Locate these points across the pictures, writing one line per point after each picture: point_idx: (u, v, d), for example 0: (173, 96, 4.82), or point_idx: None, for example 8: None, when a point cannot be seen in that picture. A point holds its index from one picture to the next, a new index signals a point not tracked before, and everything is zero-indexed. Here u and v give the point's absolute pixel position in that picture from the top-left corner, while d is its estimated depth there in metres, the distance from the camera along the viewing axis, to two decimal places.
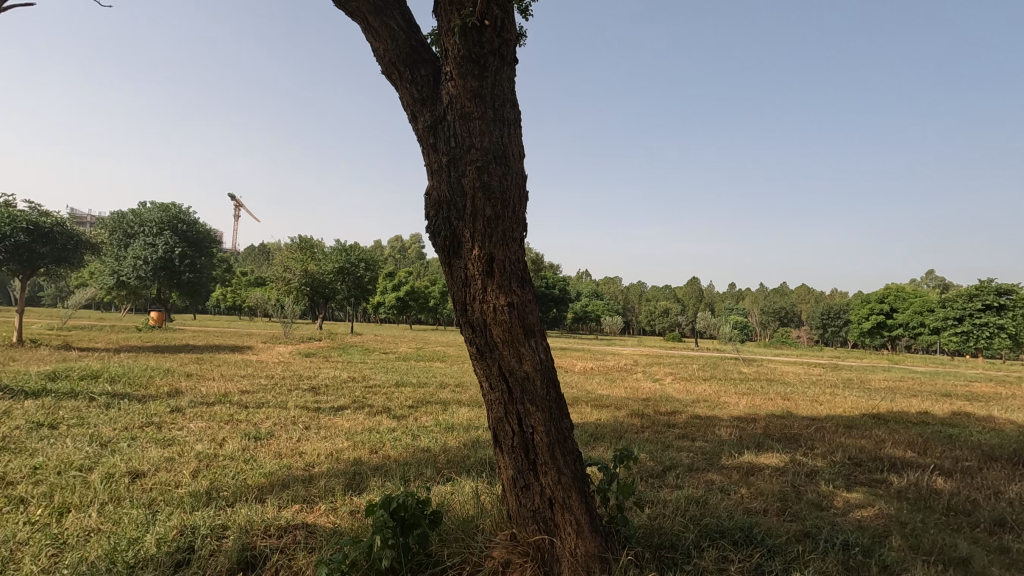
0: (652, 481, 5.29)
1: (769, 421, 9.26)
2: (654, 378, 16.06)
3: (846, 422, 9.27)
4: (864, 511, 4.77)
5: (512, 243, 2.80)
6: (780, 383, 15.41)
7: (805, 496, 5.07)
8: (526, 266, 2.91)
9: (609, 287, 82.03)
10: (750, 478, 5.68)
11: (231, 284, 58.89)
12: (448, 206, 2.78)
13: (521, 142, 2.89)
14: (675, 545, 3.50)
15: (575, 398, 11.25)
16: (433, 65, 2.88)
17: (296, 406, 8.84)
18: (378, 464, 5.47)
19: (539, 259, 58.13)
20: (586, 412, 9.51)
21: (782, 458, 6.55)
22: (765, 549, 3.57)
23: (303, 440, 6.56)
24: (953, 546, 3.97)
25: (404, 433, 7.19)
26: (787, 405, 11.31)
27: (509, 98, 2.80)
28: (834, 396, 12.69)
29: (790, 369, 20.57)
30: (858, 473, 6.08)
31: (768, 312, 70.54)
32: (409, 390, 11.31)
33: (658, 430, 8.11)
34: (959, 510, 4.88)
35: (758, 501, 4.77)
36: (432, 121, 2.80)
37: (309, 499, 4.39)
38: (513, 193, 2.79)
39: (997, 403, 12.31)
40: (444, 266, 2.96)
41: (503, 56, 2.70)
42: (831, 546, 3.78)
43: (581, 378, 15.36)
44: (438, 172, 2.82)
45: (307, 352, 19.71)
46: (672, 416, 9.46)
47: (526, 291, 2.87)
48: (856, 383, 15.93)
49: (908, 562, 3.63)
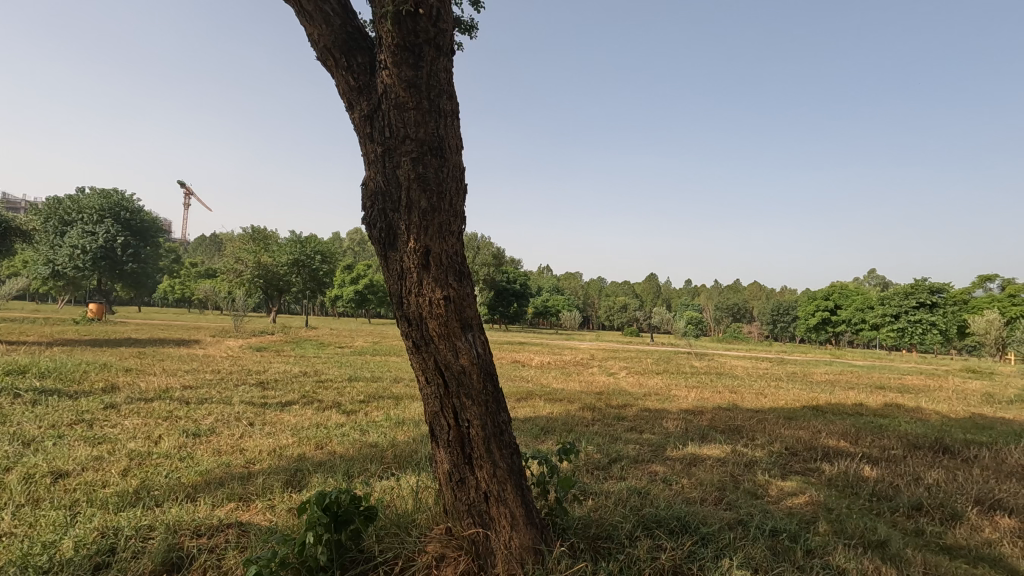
0: (597, 473, 5.39)
1: (715, 413, 9.57)
2: (609, 372, 16.34)
3: (787, 414, 9.67)
4: (796, 498, 5.00)
5: (448, 236, 2.78)
6: (729, 377, 15.94)
7: (743, 485, 5.27)
8: (464, 259, 2.90)
9: (570, 283, 82.72)
10: (692, 468, 5.85)
11: (179, 276, 56.49)
12: (383, 196, 2.75)
13: (460, 134, 2.88)
14: (612, 536, 3.57)
15: (530, 392, 11.33)
16: (371, 53, 2.80)
17: (241, 402, 8.56)
18: (323, 460, 5.37)
19: (500, 254, 58.11)
20: (539, 405, 9.61)
21: (723, 449, 6.78)
22: (699, 537, 3.69)
23: (245, 436, 6.37)
24: (873, 529, 4.20)
25: (352, 428, 7.09)
26: (733, 397, 11.70)
27: (445, 89, 2.77)
28: (778, 389, 13.23)
29: (738, 363, 21.24)
30: (794, 462, 6.35)
31: (722, 308, 72.78)
32: (362, 384, 11.14)
33: (607, 422, 8.27)
34: (883, 496, 5.16)
35: (697, 491, 4.92)
36: (368, 110, 2.75)
37: (245, 497, 4.27)
38: (449, 185, 2.78)
39: (925, 395, 13.07)
40: (381, 259, 2.91)
41: (440, 46, 2.67)
42: (761, 533, 3.94)
43: (536, 372, 15.47)
44: (373, 161, 2.78)
45: (258, 345, 19.16)
46: (622, 409, 9.66)
47: (464, 285, 2.85)
48: (799, 377, 16.65)
49: (830, 546, 3.82)
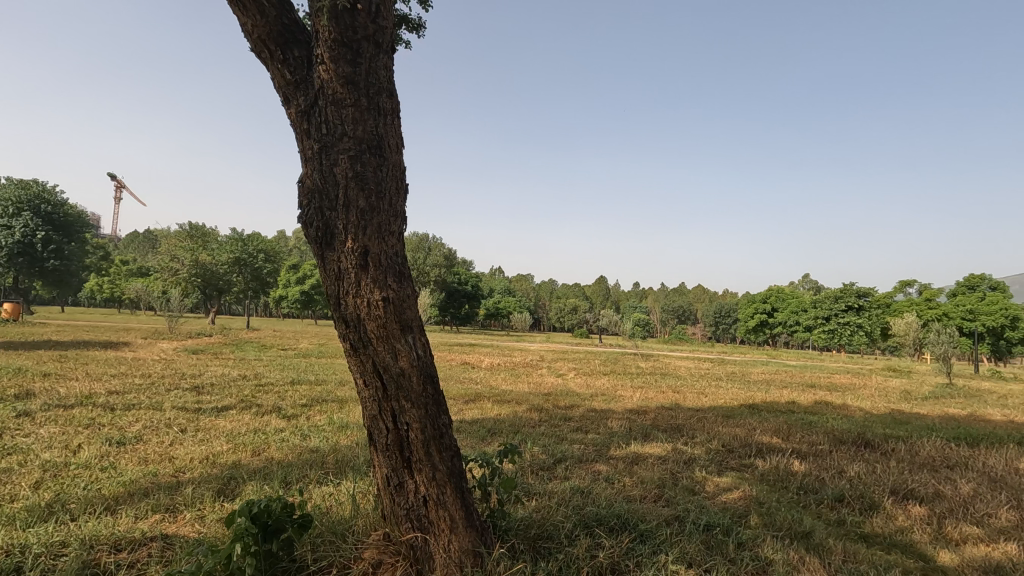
0: (542, 474, 5.44)
1: (657, 412, 9.85)
2: (557, 373, 16.55)
3: (725, 412, 10.08)
4: (731, 493, 5.20)
5: (388, 236, 2.74)
6: (672, 377, 16.44)
7: (681, 482, 5.45)
8: (404, 260, 2.86)
9: (521, 286, 83.15)
10: (634, 467, 6.00)
11: (108, 274, 53.08)
12: (319, 194, 2.68)
13: (400, 133, 2.86)
14: (552, 536, 3.60)
15: (478, 393, 11.32)
16: (307, 47, 2.72)
17: (172, 408, 8.12)
18: (259, 467, 5.16)
19: (452, 255, 57.76)
20: (487, 407, 9.60)
21: (664, 447, 6.99)
22: (637, 534, 3.78)
23: (175, 444, 6.05)
24: (799, 521, 4.42)
25: (292, 433, 6.85)
26: (676, 397, 12.08)
27: (385, 86, 2.73)
28: (717, 389, 13.76)
29: (681, 364, 21.96)
30: (730, 459, 6.62)
31: (668, 310, 75.03)
32: (305, 388, 10.81)
33: (554, 423, 8.35)
34: (810, 489, 5.45)
35: (638, 489, 5.05)
36: (304, 106, 2.66)
37: (172, 508, 4.04)
38: (389, 185, 2.75)
39: (850, 393, 13.94)
40: (318, 259, 2.83)
41: (379, 43, 2.64)
42: (696, 528, 4.08)
43: (485, 374, 15.48)
44: (310, 158, 2.71)
45: (194, 348, 18.25)
46: (569, 409, 9.80)
47: (404, 286, 2.82)
48: (737, 376, 17.37)
49: (759, 538, 4.00)
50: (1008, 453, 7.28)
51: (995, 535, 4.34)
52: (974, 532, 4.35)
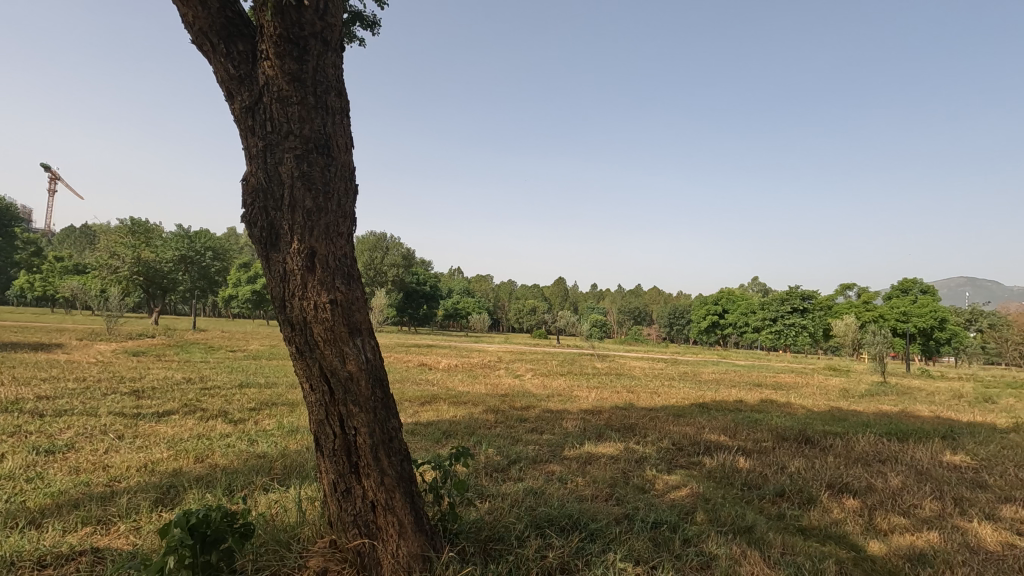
0: (496, 475, 5.44)
1: (611, 412, 10.02)
2: (515, 374, 16.59)
3: (676, 411, 10.37)
4: (679, 491, 5.35)
5: (336, 237, 2.70)
6: (627, 377, 16.78)
7: (632, 480, 5.57)
8: (353, 262, 2.81)
9: (481, 287, 82.96)
10: (587, 466, 6.09)
11: (39, 271, 49.81)
12: (264, 193, 2.62)
13: (349, 133, 2.83)
14: (503, 537, 3.61)
15: (434, 395, 11.23)
16: (253, 41, 2.64)
17: (109, 413, 7.70)
18: (202, 474, 4.96)
19: (410, 255, 57.10)
20: (443, 409, 9.54)
21: (616, 446, 7.13)
22: (587, 533, 3.84)
23: (110, 452, 5.73)
24: (742, 517, 4.59)
25: (239, 438, 6.61)
26: (630, 397, 12.32)
27: (333, 85, 2.70)
28: (670, 388, 14.11)
29: (636, 364, 22.41)
30: (679, 457, 6.80)
31: (625, 311, 76.44)
32: (254, 391, 10.45)
33: (509, 424, 8.39)
34: (753, 485, 5.66)
35: (590, 489, 5.13)
36: (249, 102, 2.59)
37: (103, 520, 3.83)
38: (337, 186, 2.71)
39: (793, 392, 14.58)
40: (262, 261, 2.76)
41: (327, 41, 2.60)
42: (644, 525, 4.17)
43: (442, 375, 15.39)
44: (254, 157, 2.63)
45: (134, 349, 17.36)
46: (525, 410, 9.84)
47: (352, 289, 2.77)
48: (688, 376, 17.84)
49: (705, 534, 4.13)
50: (934, 446, 7.78)
51: (919, 525, 4.63)
52: (901, 522, 4.63)
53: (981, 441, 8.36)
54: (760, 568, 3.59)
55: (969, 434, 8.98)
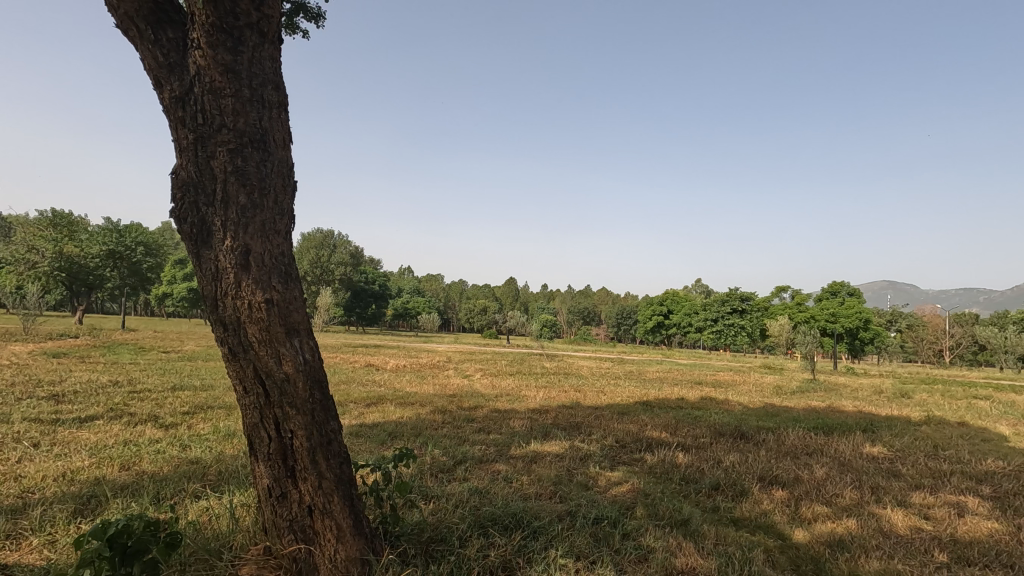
0: (441, 476, 5.41)
1: (558, 411, 10.15)
2: (464, 374, 16.50)
3: (621, 409, 10.63)
4: (621, 487, 5.49)
5: (273, 235, 2.64)
6: (574, 376, 17.05)
7: (576, 478, 5.68)
8: (290, 261, 2.75)
9: (431, 287, 82.22)
10: (532, 465, 6.17)
11: None
12: (195, 187, 2.53)
13: (287, 128, 2.77)
14: (446, 538, 3.61)
15: (381, 396, 11.03)
16: (184, 28, 2.51)
17: (22, 419, 7.13)
18: (127, 482, 4.68)
19: (358, 254, 56.10)
20: (388, 410, 9.40)
21: (562, 445, 7.23)
22: (530, 530, 3.89)
23: (24, 461, 5.32)
24: (678, 510, 4.76)
25: (170, 443, 6.28)
26: (576, 396, 12.51)
27: (270, 78, 2.64)
28: (615, 387, 14.44)
29: (584, 364, 22.79)
30: (622, 454, 6.98)
31: (574, 312, 77.59)
32: (188, 394, 9.96)
33: (457, 425, 8.35)
34: (691, 479, 5.89)
35: (535, 487, 5.17)
36: (179, 93, 2.48)
37: (14, 535, 3.57)
38: (274, 182, 2.65)
39: (731, 389, 15.22)
40: (192, 258, 2.65)
41: (264, 32, 2.54)
42: (586, 521, 4.26)
43: (389, 375, 15.16)
44: (184, 149, 2.53)
45: (55, 351, 16.16)
46: (473, 410, 9.83)
47: (290, 288, 2.70)
48: (633, 375, 18.31)
49: (643, 527, 4.27)
50: (855, 439, 8.32)
51: (840, 512, 4.95)
52: (823, 511, 4.92)
53: (896, 433, 9.00)
54: (695, 559, 3.74)
55: (886, 427, 9.65)
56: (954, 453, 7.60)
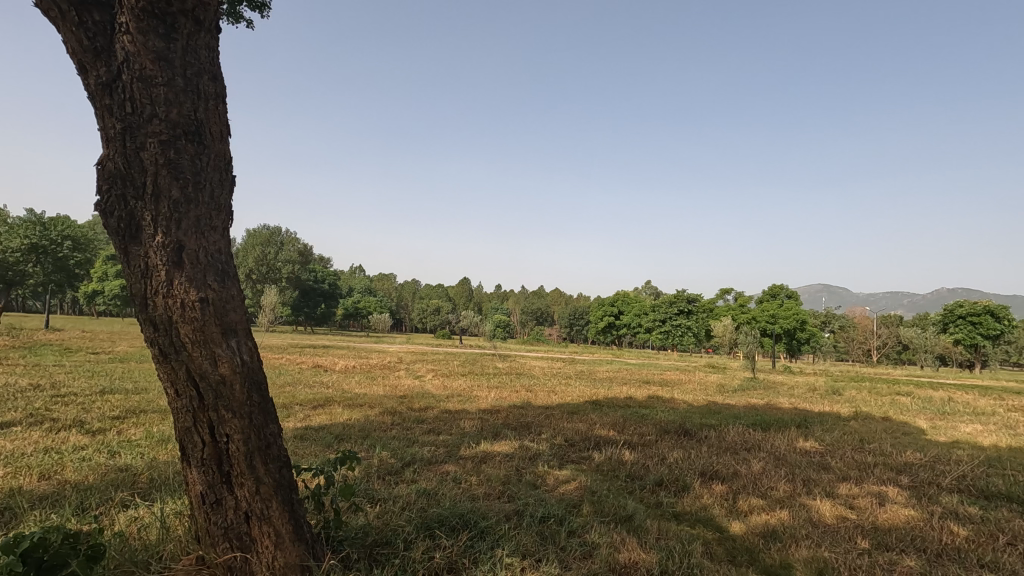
0: (388, 478, 5.33)
1: (509, 411, 10.21)
2: (415, 375, 16.31)
3: (571, 408, 10.78)
4: (568, 485, 5.57)
5: (208, 231, 2.54)
6: (526, 376, 17.16)
7: (524, 477, 5.72)
8: (227, 259, 2.65)
9: (384, 286, 80.85)
10: (481, 465, 6.17)
11: None
12: (123, 180, 2.40)
13: (225, 120, 2.67)
14: (390, 541, 3.57)
15: (328, 397, 10.78)
16: (110, 10, 2.35)
17: None
18: (47, 492, 4.38)
19: (306, 252, 54.59)
20: (336, 412, 9.18)
21: (512, 444, 7.27)
22: (477, 531, 3.89)
23: None
24: (623, 506, 4.87)
25: (98, 450, 5.93)
26: (528, 396, 12.59)
27: (206, 67, 2.55)
28: (566, 386, 14.65)
29: (536, 364, 22.99)
30: (570, 453, 7.08)
31: (527, 312, 77.98)
32: (119, 397, 9.41)
33: (406, 426, 8.25)
34: (636, 476, 6.04)
35: (483, 488, 5.18)
36: (106, 80, 2.34)
37: None
38: (210, 176, 2.55)
39: (677, 388, 15.71)
40: (119, 254, 2.51)
41: (199, 20, 2.45)
42: (532, 520, 4.29)
43: (338, 376, 14.82)
44: (111, 139, 2.40)
45: None
46: (423, 411, 9.75)
47: (227, 287, 2.60)
48: (584, 374, 18.60)
49: (588, 524, 4.35)
50: (790, 434, 8.76)
51: (773, 504, 5.19)
52: (758, 503, 5.15)
53: (827, 428, 9.55)
54: (637, 554, 3.84)
55: (818, 422, 10.20)
56: (878, 446, 8.13)
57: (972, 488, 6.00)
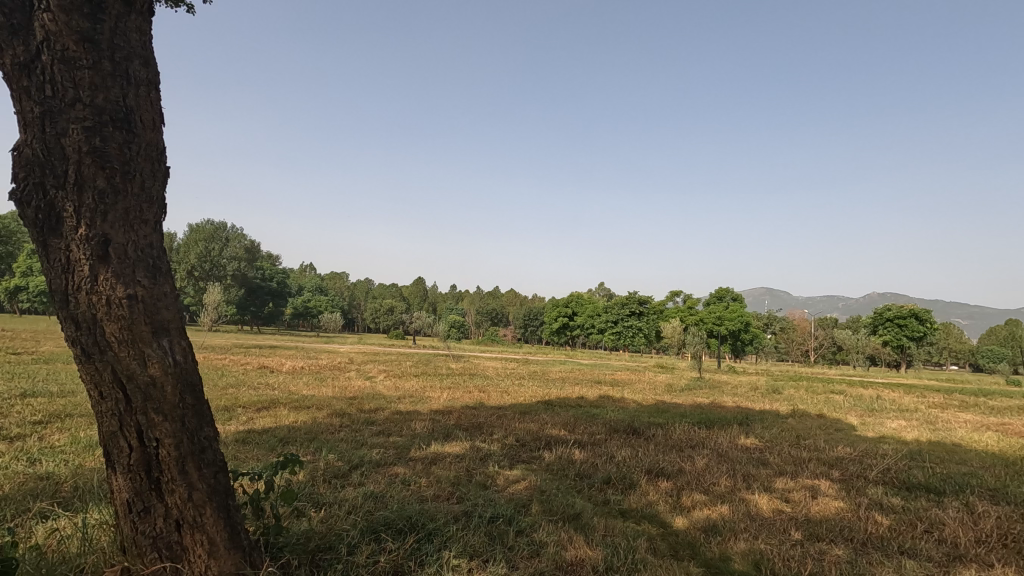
0: (334, 482, 5.20)
1: (461, 412, 10.15)
2: (366, 375, 15.99)
3: (523, 408, 10.83)
4: (518, 485, 5.59)
5: (138, 225, 2.41)
6: (480, 377, 17.11)
7: (474, 478, 5.70)
8: (160, 255, 2.52)
9: (335, 285, 78.91)
10: (431, 466, 6.10)
11: None
12: (41, 167, 2.24)
13: (157, 108, 2.55)
14: (333, 546, 3.48)
15: (273, 400, 10.40)
16: None
17: None
18: None
19: (253, 250, 52.66)
20: (282, 414, 8.90)
21: (463, 445, 7.23)
22: (424, 533, 3.84)
23: None
24: (571, 505, 4.93)
25: (16, 458, 5.51)
26: (480, 397, 12.55)
27: (137, 52, 2.44)
28: (519, 387, 14.72)
29: (490, 364, 22.96)
30: (521, 452, 7.12)
31: (482, 312, 77.83)
32: (42, 401, 8.78)
33: (355, 428, 8.07)
34: (585, 475, 6.13)
35: (432, 489, 5.14)
36: (24, 60, 2.19)
37: None
38: (140, 166, 2.43)
39: (627, 387, 16.03)
40: (38, 248, 2.34)
41: (129, 2, 2.37)
42: (481, 521, 4.28)
43: (286, 377, 14.33)
44: (29, 124, 2.24)
45: None
46: (374, 413, 9.56)
47: (158, 283, 2.47)
48: (537, 375, 18.69)
49: (536, 523, 4.37)
50: (732, 432, 9.09)
51: (715, 499, 5.38)
52: (701, 499, 5.33)
53: (766, 425, 9.97)
54: (584, 551, 3.89)
55: (758, 420, 10.64)
56: (813, 442, 8.55)
57: (896, 481, 6.40)
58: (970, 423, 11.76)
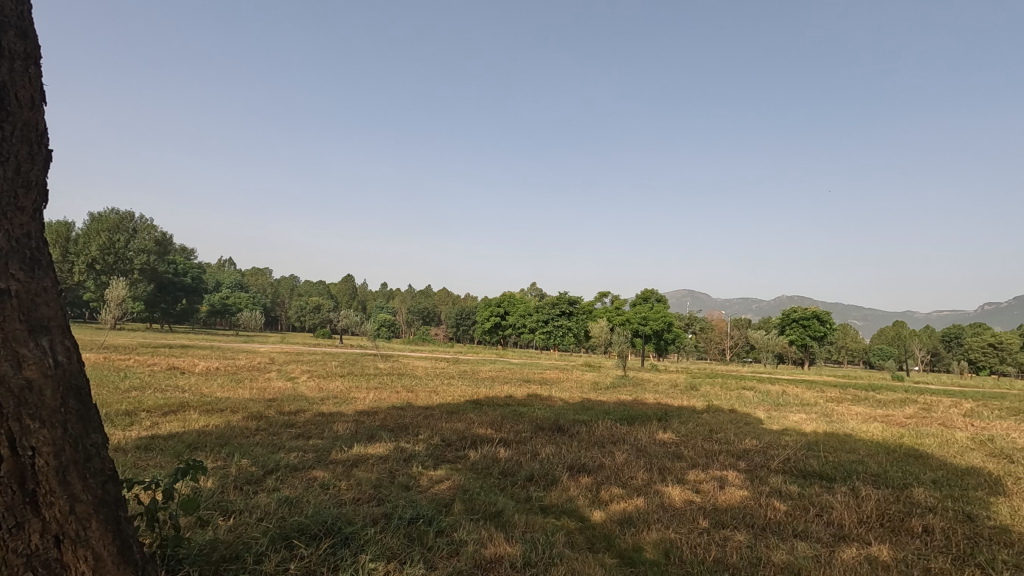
0: (246, 488, 4.94)
1: (387, 412, 9.95)
2: (287, 376, 15.29)
3: (450, 408, 10.79)
4: (441, 485, 5.56)
5: (14, 212, 2.21)
6: (408, 377, 16.82)
7: (397, 479, 5.61)
8: (38, 247, 2.33)
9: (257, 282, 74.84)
10: (352, 469, 5.94)
11: None
12: None
13: (37, 85, 2.37)
14: (240, 556, 3.32)
15: (182, 403, 9.71)
16: None
17: None
18: None
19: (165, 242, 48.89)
20: (191, 418, 8.34)
21: (387, 446, 7.10)
22: (340, 537, 3.74)
23: None
24: (493, 503, 4.97)
25: None
26: (408, 397, 12.32)
27: (13, 23, 2.26)
28: (448, 387, 14.63)
29: (419, 364, 22.61)
30: (446, 452, 7.09)
31: (413, 312, 76.55)
32: None
33: (273, 431, 7.71)
34: (508, 472, 6.20)
35: (352, 492, 5.01)
36: None
37: None
38: (18, 145, 2.25)
39: (554, 386, 16.31)
40: None
41: None
42: (400, 522, 4.22)
43: (199, 379, 13.45)
44: None
45: None
46: (294, 415, 9.18)
47: (36, 277, 2.29)
48: (466, 374, 18.60)
49: (456, 523, 4.36)
50: (651, 428, 9.47)
51: (632, 493, 5.59)
52: (618, 493, 5.52)
53: (682, 421, 10.49)
54: (502, 548, 3.94)
55: (676, 416, 11.17)
56: (723, 435, 9.09)
57: (794, 469, 6.93)
58: (860, 415, 12.94)
